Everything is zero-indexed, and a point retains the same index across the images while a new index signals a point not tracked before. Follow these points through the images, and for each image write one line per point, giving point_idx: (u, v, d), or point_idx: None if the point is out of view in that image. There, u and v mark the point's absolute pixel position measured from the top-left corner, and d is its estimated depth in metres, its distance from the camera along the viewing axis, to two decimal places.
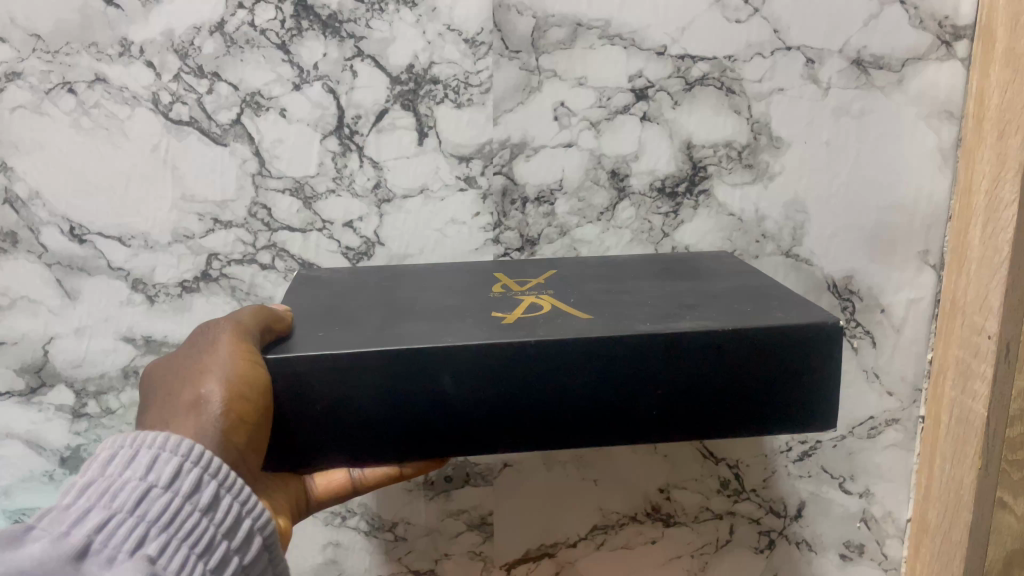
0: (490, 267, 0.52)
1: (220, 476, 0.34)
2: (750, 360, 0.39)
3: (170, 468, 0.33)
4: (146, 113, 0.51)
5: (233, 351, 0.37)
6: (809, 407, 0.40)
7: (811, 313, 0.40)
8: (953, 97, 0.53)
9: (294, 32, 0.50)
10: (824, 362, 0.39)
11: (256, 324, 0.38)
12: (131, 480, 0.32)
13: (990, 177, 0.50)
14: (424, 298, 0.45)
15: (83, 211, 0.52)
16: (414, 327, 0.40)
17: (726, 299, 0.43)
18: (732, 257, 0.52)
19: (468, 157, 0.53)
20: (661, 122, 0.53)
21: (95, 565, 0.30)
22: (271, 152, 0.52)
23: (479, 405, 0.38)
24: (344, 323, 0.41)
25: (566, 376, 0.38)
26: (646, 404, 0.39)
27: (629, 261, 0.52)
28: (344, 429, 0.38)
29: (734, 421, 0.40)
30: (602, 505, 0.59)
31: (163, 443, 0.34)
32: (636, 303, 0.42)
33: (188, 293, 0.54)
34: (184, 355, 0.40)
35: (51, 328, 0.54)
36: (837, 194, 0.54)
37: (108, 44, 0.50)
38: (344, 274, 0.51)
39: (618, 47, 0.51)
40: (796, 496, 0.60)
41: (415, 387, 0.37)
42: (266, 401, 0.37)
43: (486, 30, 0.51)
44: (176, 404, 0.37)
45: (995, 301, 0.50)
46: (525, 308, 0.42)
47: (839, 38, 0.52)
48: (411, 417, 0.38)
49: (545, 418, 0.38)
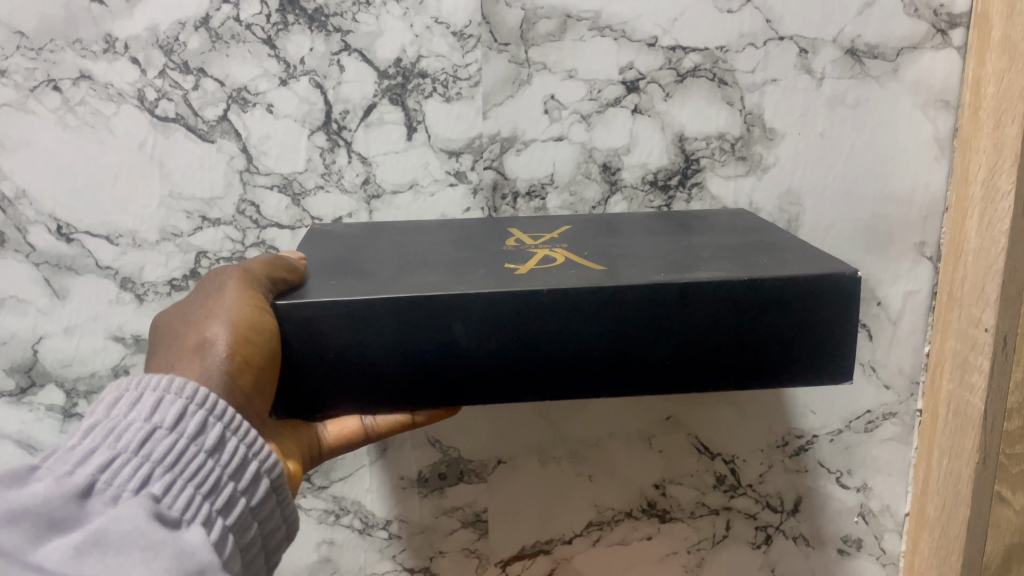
0: (493, 222, 0.51)
1: (226, 418, 0.34)
2: (766, 311, 0.37)
3: (174, 410, 0.32)
4: (132, 110, 0.50)
5: (241, 297, 0.36)
6: (829, 362, 0.39)
7: (830, 265, 0.38)
8: (949, 87, 0.52)
9: (280, 26, 0.50)
10: (844, 320, 0.38)
11: (265, 272, 0.37)
12: (135, 422, 0.32)
13: (986, 167, 0.49)
14: (436, 251, 0.44)
15: (71, 209, 0.52)
16: (427, 276, 0.39)
17: (740, 253, 0.42)
18: (747, 215, 0.51)
19: (458, 152, 0.52)
20: (652, 114, 0.52)
21: (100, 504, 0.30)
22: (259, 148, 0.52)
23: (491, 353, 0.37)
24: (357, 273, 0.40)
25: (579, 326, 0.37)
26: (660, 355, 0.38)
27: (627, 219, 0.51)
28: (358, 374, 0.37)
29: (752, 374, 0.38)
30: (597, 501, 0.59)
31: (167, 386, 0.33)
32: (646, 257, 0.42)
33: (177, 291, 0.54)
34: (190, 305, 0.39)
35: (40, 328, 0.54)
36: (832, 185, 0.54)
37: (93, 40, 0.49)
38: (356, 230, 0.49)
39: (608, 39, 0.51)
40: (793, 491, 0.59)
41: (427, 334, 0.36)
42: (274, 349, 0.36)
43: (475, 23, 0.50)
44: (179, 348, 0.36)
45: (991, 293, 0.49)
46: (539, 261, 0.41)
47: (833, 27, 0.51)
48: (424, 365, 0.37)
49: (558, 364, 0.37)
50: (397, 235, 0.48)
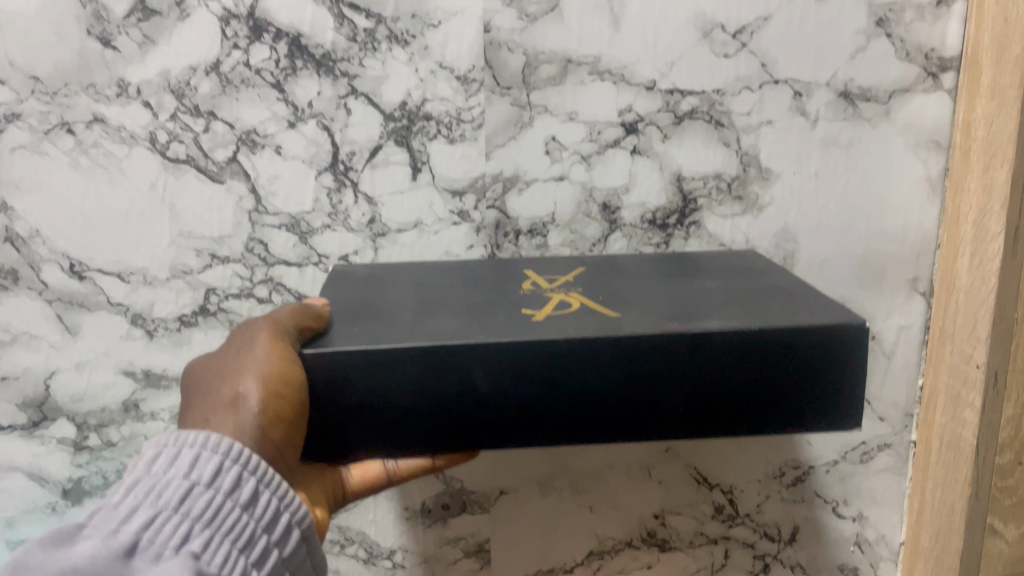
0: (517, 263, 0.53)
1: (259, 473, 0.35)
2: (777, 360, 0.39)
3: (212, 466, 0.34)
4: (143, 152, 0.52)
5: (270, 350, 0.38)
6: (835, 409, 0.40)
7: (837, 313, 0.40)
8: (939, 128, 0.53)
9: (289, 71, 0.51)
10: (852, 368, 0.39)
11: (291, 322, 0.39)
12: (175, 478, 0.33)
13: (977, 208, 0.51)
14: (454, 294, 0.45)
15: (83, 247, 0.53)
16: (448, 322, 0.40)
17: (753, 299, 0.43)
18: (762, 257, 0.52)
19: (461, 191, 0.54)
20: (651, 154, 0.54)
21: (144, 561, 0.31)
22: (267, 188, 0.53)
23: (509, 398, 0.38)
24: (379, 319, 0.41)
25: (595, 373, 0.38)
26: (674, 401, 0.39)
27: (632, 262, 0.52)
28: (380, 419, 0.38)
29: (763, 418, 0.40)
30: (598, 531, 0.60)
31: (204, 441, 0.35)
32: (659, 302, 0.43)
33: (186, 327, 0.55)
34: (222, 359, 0.40)
35: (52, 363, 0.55)
36: (827, 223, 0.55)
37: (106, 85, 0.51)
38: (376, 269, 0.51)
39: (607, 83, 0.52)
40: (790, 521, 0.60)
41: (448, 381, 0.38)
42: (303, 399, 0.37)
43: (478, 67, 0.51)
44: (213, 402, 0.38)
45: (983, 331, 0.50)
46: (554, 306, 0.43)
47: (826, 71, 0.52)
48: (443, 412, 0.38)
49: (574, 408, 0.39)
50: (412, 277, 0.49)
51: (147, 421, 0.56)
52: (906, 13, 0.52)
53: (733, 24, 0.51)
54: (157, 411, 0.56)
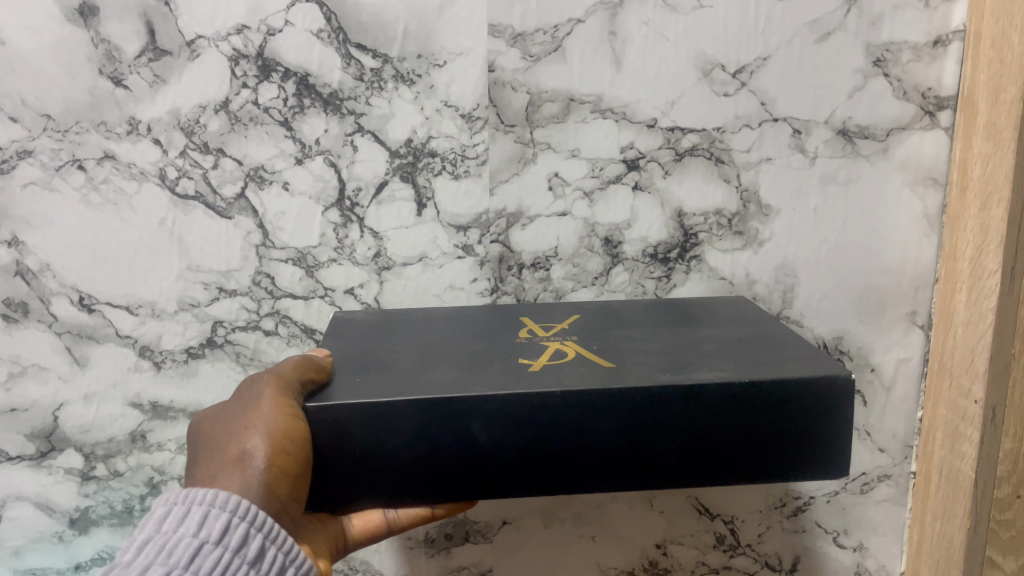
0: (516, 309, 0.54)
1: (265, 528, 0.38)
2: (762, 411, 0.40)
3: (219, 524, 0.37)
4: (153, 188, 0.53)
5: (274, 407, 0.40)
6: (820, 457, 0.42)
7: (820, 365, 0.42)
8: (937, 164, 0.54)
9: (297, 109, 0.52)
10: (836, 414, 0.41)
11: (296, 376, 0.41)
12: (185, 537, 0.36)
13: (974, 245, 0.51)
14: (454, 341, 0.47)
15: (92, 281, 0.54)
16: (447, 373, 0.42)
17: (742, 348, 0.44)
18: (749, 307, 0.52)
19: (465, 226, 0.55)
20: (652, 190, 0.54)
21: None
22: (274, 224, 0.54)
23: (505, 448, 0.40)
24: (381, 368, 0.43)
25: (588, 425, 0.40)
26: (665, 453, 0.41)
27: (631, 309, 0.53)
28: (382, 469, 0.40)
29: (753, 467, 0.41)
30: (600, 561, 0.60)
31: (212, 499, 0.38)
32: (653, 350, 0.44)
33: (193, 359, 0.56)
34: (232, 413, 0.43)
35: (61, 395, 0.55)
36: (826, 258, 0.56)
37: (116, 123, 0.51)
38: (377, 317, 0.52)
39: (610, 121, 0.53)
40: (791, 551, 0.61)
41: (447, 431, 0.39)
42: (308, 454, 0.39)
43: (482, 106, 0.52)
44: (221, 459, 0.41)
45: (980, 366, 0.51)
46: (550, 355, 0.44)
47: (825, 109, 0.53)
48: (443, 461, 0.40)
49: (568, 458, 0.40)
50: (412, 326, 0.50)
51: (154, 451, 0.57)
52: (903, 53, 0.52)
53: (733, 63, 0.52)
54: (164, 441, 0.57)
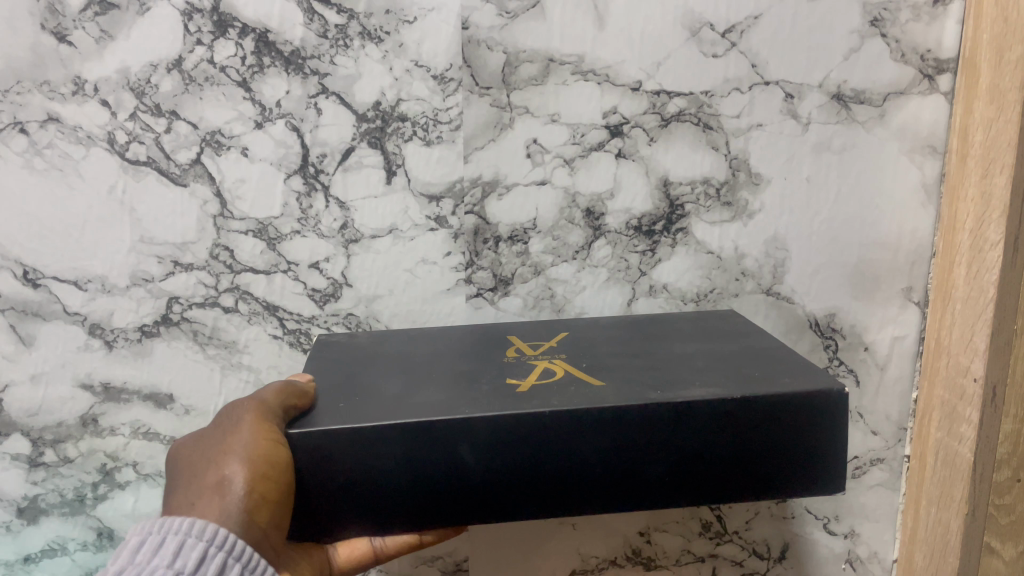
0: (502, 328, 0.50)
1: (243, 558, 0.35)
2: (758, 426, 0.38)
3: (195, 555, 0.34)
4: (101, 153, 0.49)
5: (256, 433, 0.37)
6: (818, 469, 0.39)
7: (817, 378, 0.39)
8: (935, 132, 0.52)
9: (256, 68, 0.48)
10: (835, 425, 0.38)
11: (278, 402, 0.38)
12: (159, 568, 0.33)
13: (974, 216, 0.49)
14: (441, 363, 0.44)
15: (37, 254, 0.50)
16: (434, 395, 0.39)
17: (734, 363, 0.42)
18: (739, 320, 0.50)
19: (439, 196, 0.51)
20: (637, 158, 0.51)
21: None
22: (233, 192, 0.50)
23: (496, 473, 0.37)
24: (364, 392, 0.40)
25: (582, 446, 0.37)
26: (663, 474, 0.38)
27: (614, 325, 0.50)
28: (364, 496, 0.37)
29: (755, 484, 0.39)
30: (581, 549, 0.57)
31: (189, 527, 0.35)
32: (643, 368, 0.41)
33: (148, 338, 0.52)
34: (212, 438, 0.40)
35: (5, 376, 0.52)
36: (819, 231, 0.53)
37: (60, 82, 0.48)
38: (363, 338, 0.49)
39: (591, 83, 0.50)
40: (781, 538, 0.58)
41: (432, 456, 0.36)
42: (288, 479, 0.36)
43: (455, 66, 0.49)
44: (199, 487, 0.37)
45: (980, 344, 0.48)
46: (539, 375, 0.41)
47: (818, 73, 0.50)
48: (430, 488, 0.37)
49: (562, 484, 0.37)
50: (397, 346, 0.47)
51: (106, 437, 0.53)
52: (901, 13, 0.50)
53: (722, 22, 0.49)
54: (117, 426, 0.53)
